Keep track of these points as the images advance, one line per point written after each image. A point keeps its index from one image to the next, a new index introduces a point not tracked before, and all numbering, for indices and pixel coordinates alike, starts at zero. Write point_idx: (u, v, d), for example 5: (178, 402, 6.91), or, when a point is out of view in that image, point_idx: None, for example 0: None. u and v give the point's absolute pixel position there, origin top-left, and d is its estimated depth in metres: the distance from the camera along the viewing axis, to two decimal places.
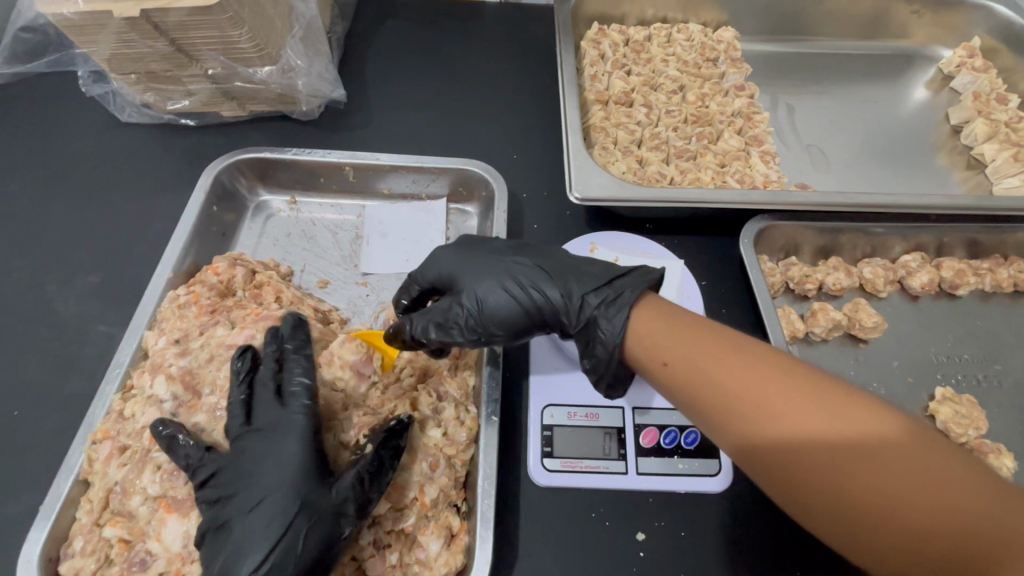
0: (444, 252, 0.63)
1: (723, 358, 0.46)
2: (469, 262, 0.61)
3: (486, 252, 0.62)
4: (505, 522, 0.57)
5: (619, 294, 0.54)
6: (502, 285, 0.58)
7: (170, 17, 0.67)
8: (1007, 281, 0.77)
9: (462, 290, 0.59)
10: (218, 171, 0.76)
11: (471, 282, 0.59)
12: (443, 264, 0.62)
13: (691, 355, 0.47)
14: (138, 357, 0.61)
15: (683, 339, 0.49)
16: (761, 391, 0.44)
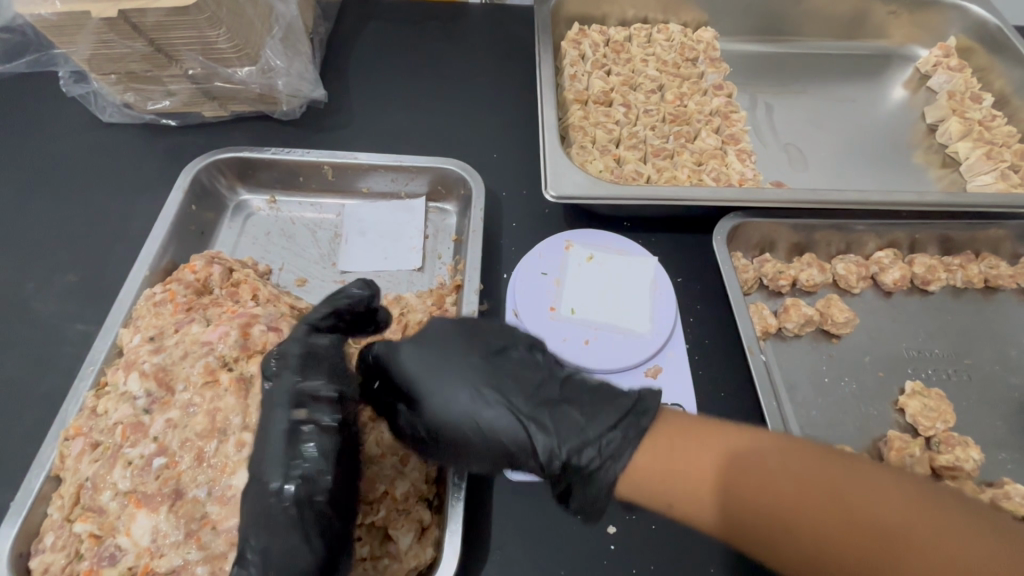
0: (408, 348, 0.53)
1: (684, 441, 0.45)
2: (440, 371, 0.52)
3: (459, 361, 0.52)
4: (477, 516, 0.58)
5: (609, 452, 0.46)
6: (476, 407, 0.50)
7: (147, 17, 0.67)
8: (978, 276, 0.78)
9: (430, 406, 0.51)
10: (197, 171, 0.77)
11: (439, 402, 0.51)
12: (413, 367, 0.52)
13: (659, 449, 0.46)
14: (113, 355, 0.62)
15: (653, 435, 0.46)
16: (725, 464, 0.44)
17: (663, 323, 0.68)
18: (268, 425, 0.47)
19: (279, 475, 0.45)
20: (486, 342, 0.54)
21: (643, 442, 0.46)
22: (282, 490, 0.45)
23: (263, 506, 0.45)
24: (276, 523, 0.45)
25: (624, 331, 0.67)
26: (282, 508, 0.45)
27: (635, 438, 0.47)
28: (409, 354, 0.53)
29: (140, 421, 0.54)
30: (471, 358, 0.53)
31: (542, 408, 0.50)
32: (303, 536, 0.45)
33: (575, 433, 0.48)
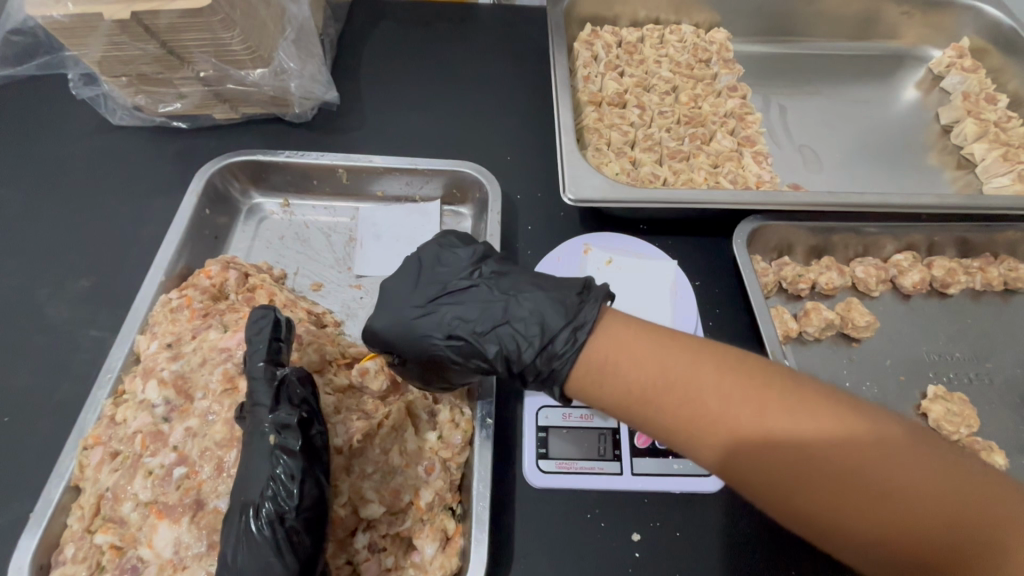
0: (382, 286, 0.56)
1: (672, 352, 0.45)
2: (414, 292, 0.55)
3: (428, 280, 0.55)
4: (500, 524, 0.57)
5: (567, 335, 0.49)
6: (450, 322, 0.52)
7: (161, 19, 0.66)
8: (998, 279, 0.78)
9: (405, 334, 0.53)
10: (210, 174, 0.76)
11: (414, 320, 0.53)
12: (388, 297, 0.55)
13: (644, 362, 0.45)
14: (129, 362, 0.61)
15: (646, 350, 0.46)
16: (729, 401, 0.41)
17: (683, 327, 0.68)
18: (247, 453, 0.48)
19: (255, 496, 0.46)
20: (450, 264, 0.56)
21: (618, 338, 0.48)
22: (249, 514, 0.45)
23: (236, 531, 0.45)
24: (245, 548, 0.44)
25: None
26: (251, 531, 0.44)
27: (587, 327, 0.49)
28: (390, 283, 0.56)
29: (159, 430, 0.54)
30: (438, 267, 0.56)
31: (507, 305, 0.52)
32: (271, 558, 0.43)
33: (537, 323, 0.50)
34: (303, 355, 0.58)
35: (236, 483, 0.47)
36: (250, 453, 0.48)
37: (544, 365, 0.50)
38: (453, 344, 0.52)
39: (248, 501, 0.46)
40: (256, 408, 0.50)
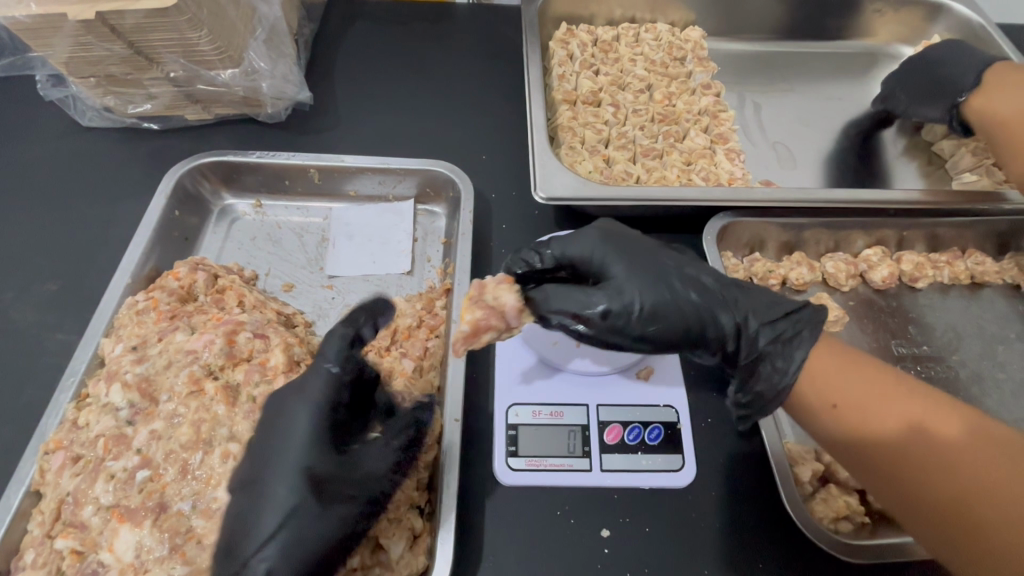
0: (584, 231, 0.59)
1: (880, 387, 0.50)
2: (624, 252, 0.57)
3: (639, 247, 0.58)
4: (468, 524, 0.57)
5: (796, 333, 0.54)
6: (676, 290, 0.55)
7: (126, 19, 0.66)
8: (965, 273, 0.79)
9: (652, 274, 0.55)
10: (180, 176, 0.75)
11: (621, 273, 0.55)
12: (591, 244, 0.57)
13: (857, 391, 0.50)
14: (94, 365, 0.60)
15: (844, 379, 0.50)
16: (871, 394, 0.49)
17: None
18: (305, 399, 0.51)
19: (301, 448, 0.49)
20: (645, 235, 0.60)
21: (825, 364, 0.52)
22: (327, 457, 0.49)
23: (275, 472, 0.48)
24: (284, 487, 0.47)
25: None
26: (290, 474, 0.47)
27: (814, 334, 0.54)
28: (594, 233, 0.58)
29: (123, 433, 0.53)
30: (622, 236, 0.59)
31: (724, 297, 0.56)
32: (312, 498, 0.47)
33: (761, 312, 0.55)
34: (271, 356, 0.59)
35: (273, 428, 0.50)
36: (308, 404, 0.51)
37: (770, 354, 0.54)
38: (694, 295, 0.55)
39: (329, 443, 0.50)
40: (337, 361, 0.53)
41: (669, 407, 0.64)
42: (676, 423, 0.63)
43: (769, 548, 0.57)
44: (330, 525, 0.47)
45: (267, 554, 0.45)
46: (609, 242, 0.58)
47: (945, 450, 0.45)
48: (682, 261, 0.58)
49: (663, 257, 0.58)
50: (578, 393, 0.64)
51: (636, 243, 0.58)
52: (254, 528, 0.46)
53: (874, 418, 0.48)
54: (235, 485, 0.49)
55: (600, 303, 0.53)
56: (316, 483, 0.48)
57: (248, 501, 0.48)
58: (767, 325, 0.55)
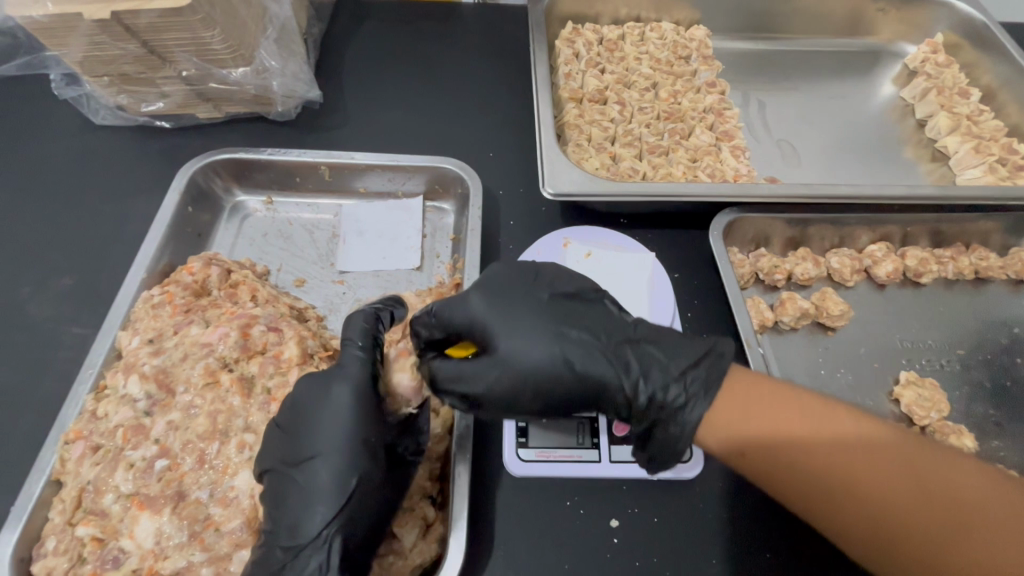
0: (470, 295, 0.56)
1: (795, 411, 0.47)
2: (518, 297, 0.56)
3: (521, 303, 0.56)
4: (480, 514, 0.58)
5: (686, 375, 0.52)
6: (550, 338, 0.53)
7: (141, 19, 0.67)
8: (969, 268, 0.80)
9: (502, 327, 0.54)
10: (193, 173, 0.76)
11: (507, 336, 0.54)
12: (479, 309, 0.55)
13: (756, 422, 0.48)
14: (111, 358, 0.61)
15: (763, 407, 0.48)
16: (793, 419, 0.47)
17: (660, 318, 0.69)
18: (348, 381, 0.53)
19: (353, 427, 0.51)
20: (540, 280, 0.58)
21: (733, 396, 0.50)
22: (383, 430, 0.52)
23: (331, 450, 0.50)
24: (344, 463, 0.49)
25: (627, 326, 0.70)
26: (342, 448, 0.50)
27: (714, 377, 0.51)
28: (483, 297, 0.56)
29: (141, 423, 0.54)
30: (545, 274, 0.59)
31: (622, 349, 0.54)
32: (375, 467, 0.50)
33: (660, 372, 0.52)
34: (285, 348, 0.59)
35: (316, 411, 0.51)
36: (347, 380, 0.53)
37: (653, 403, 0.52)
38: (572, 337, 0.54)
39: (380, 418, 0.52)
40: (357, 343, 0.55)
41: None
42: None
43: (776, 537, 0.58)
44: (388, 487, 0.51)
45: (331, 529, 0.48)
46: (483, 300, 0.55)
47: (888, 468, 0.43)
48: (575, 308, 0.56)
49: (552, 307, 0.56)
50: None
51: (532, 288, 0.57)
52: (313, 503, 0.48)
53: (806, 449, 0.46)
54: (266, 469, 0.50)
55: (509, 361, 0.53)
56: (378, 452, 0.51)
57: (298, 481, 0.49)
58: (667, 388, 0.52)
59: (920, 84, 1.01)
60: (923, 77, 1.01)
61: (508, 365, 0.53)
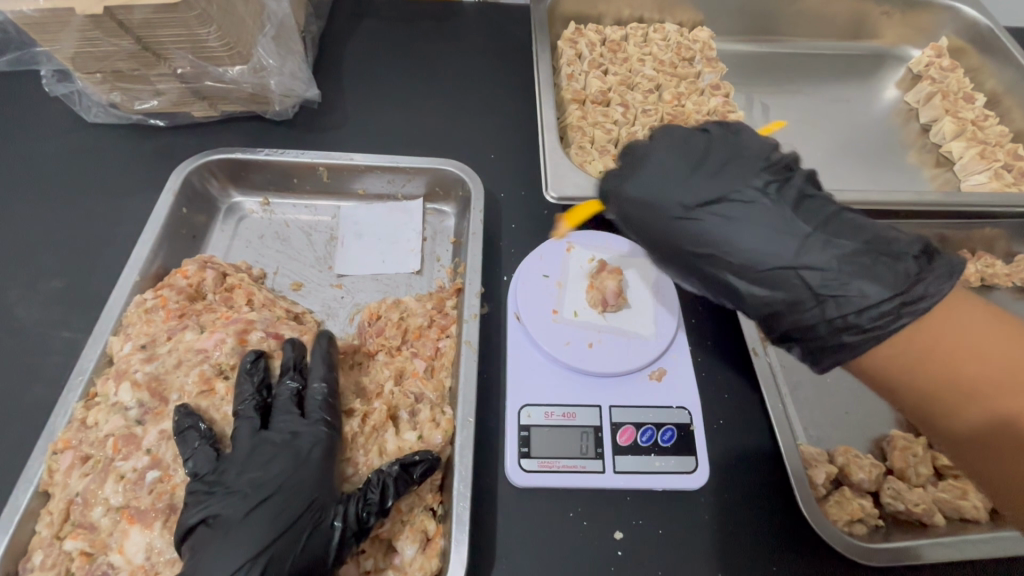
0: (649, 158, 0.53)
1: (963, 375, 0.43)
2: (693, 164, 0.52)
3: (717, 162, 0.52)
4: (482, 526, 0.57)
5: (848, 327, 0.45)
6: (703, 224, 0.50)
7: (134, 15, 0.65)
8: (975, 275, 0.79)
9: (650, 198, 0.52)
10: (188, 173, 0.75)
11: (687, 192, 0.50)
12: (650, 180, 0.52)
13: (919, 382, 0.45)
14: (102, 363, 0.59)
15: (953, 358, 0.43)
16: (970, 384, 0.43)
17: (665, 325, 0.68)
18: (314, 440, 0.52)
19: (308, 485, 0.50)
20: (748, 141, 0.54)
21: (934, 324, 0.44)
22: (332, 497, 0.50)
23: (276, 505, 0.49)
24: (284, 517, 0.48)
25: (625, 332, 0.67)
26: (273, 500, 0.49)
27: (892, 329, 0.44)
28: (669, 158, 0.53)
29: (132, 432, 0.52)
30: (737, 155, 0.52)
31: (795, 242, 0.47)
32: (300, 523, 0.48)
33: (823, 299, 0.46)
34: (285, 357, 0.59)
35: (275, 463, 0.51)
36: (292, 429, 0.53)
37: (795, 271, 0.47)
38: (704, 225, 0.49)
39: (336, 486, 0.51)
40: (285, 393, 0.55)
41: (681, 408, 0.63)
42: (689, 425, 0.62)
43: (782, 550, 0.57)
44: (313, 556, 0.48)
45: None
46: (654, 164, 0.53)
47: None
48: (761, 194, 0.49)
49: (733, 181, 0.50)
50: (591, 394, 0.64)
51: (739, 165, 0.51)
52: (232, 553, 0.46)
53: (976, 392, 0.42)
54: (196, 521, 0.47)
55: (711, 222, 0.49)
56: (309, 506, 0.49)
57: (215, 536, 0.46)
58: (832, 316, 0.46)
59: (925, 88, 1.00)
60: (927, 81, 1.00)
61: (661, 212, 0.51)
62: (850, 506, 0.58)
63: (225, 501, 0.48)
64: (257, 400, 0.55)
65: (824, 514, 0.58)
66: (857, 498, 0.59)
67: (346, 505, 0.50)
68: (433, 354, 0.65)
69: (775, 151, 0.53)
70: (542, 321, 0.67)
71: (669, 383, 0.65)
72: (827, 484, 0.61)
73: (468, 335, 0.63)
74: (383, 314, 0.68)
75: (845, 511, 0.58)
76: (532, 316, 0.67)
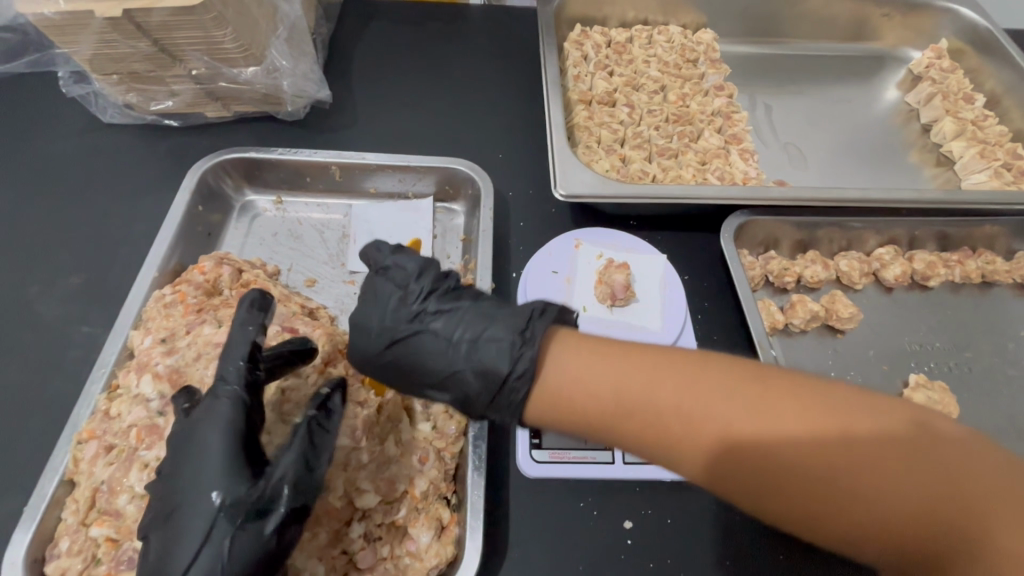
0: (373, 292, 0.50)
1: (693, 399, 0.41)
2: (363, 298, 0.50)
3: (394, 304, 0.49)
4: (495, 514, 0.58)
5: None
6: (436, 350, 0.48)
7: (152, 17, 0.67)
8: (976, 272, 0.80)
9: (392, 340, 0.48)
10: (204, 171, 0.76)
11: (392, 319, 0.49)
12: (378, 318, 0.49)
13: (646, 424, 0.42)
14: (123, 357, 0.61)
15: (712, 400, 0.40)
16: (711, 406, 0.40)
17: (673, 319, 0.70)
18: (214, 425, 0.45)
19: (211, 477, 0.43)
20: (400, 265, 0.51)
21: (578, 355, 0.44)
22: (240, 478, 0.44)
23: (191, 508, 0.43)
24: (201, 517, 0.42)
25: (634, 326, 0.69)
26: (200, 500, 0.43)
27: None
28: (387, 289, 0.50)
29: (155, 423, 0.54)
30: (381, 289, 0.50)
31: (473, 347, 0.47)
32: (226, 520, 0.42)
33: None
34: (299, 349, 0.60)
35: (183, 463, 0.45)
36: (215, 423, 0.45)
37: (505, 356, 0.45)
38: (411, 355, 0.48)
39: (245, 463, 0.44)
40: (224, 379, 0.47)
41: None
42: None
43: (790, 539, 0.58)
44: (250, 542, 0.42)
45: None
46: (366, 313, 0.49)
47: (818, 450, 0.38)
48: (406, 327, 0.48)
49: (402, 317, 0.48)
50: None
51: (391, 298, 0.49)
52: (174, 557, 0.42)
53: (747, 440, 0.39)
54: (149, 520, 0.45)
55: (443, 333, 0.47)
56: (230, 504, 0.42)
57: (164, 535, 0.43)
58: None
59: (926, 88, 1.01)
60: (928, 82, 1.02)
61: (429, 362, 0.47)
62: None
63: (162, 512, 0.44)
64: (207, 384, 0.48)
65: None
66: None
67: (256, 478, 0.44)
68: None
69: (430, 267, 0.51)
70: None
71: None
72: None
73: None
74: None
75: None
76: None
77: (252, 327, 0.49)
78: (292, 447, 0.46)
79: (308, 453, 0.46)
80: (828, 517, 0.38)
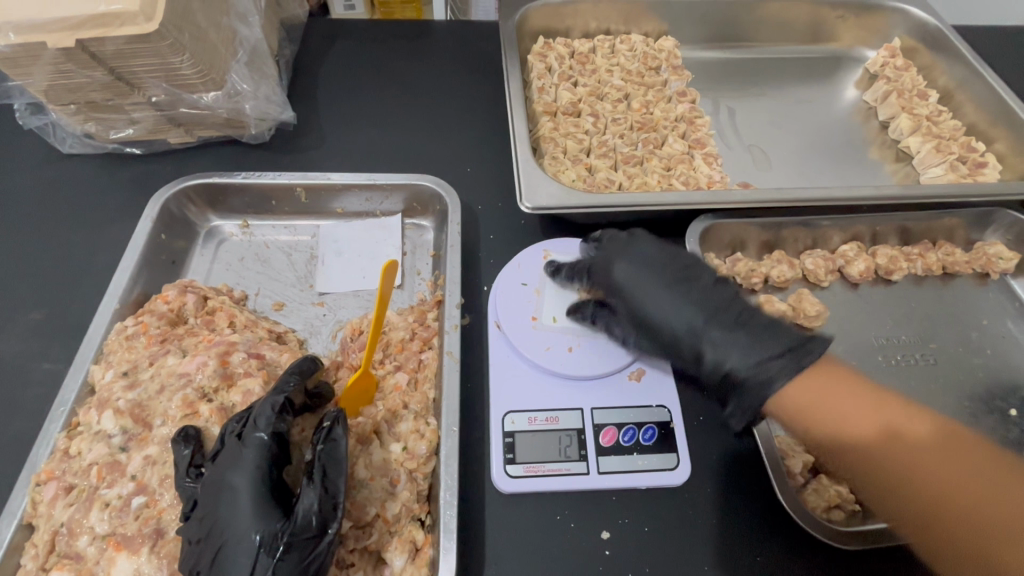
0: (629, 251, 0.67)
1: (860, 405, 0.55)
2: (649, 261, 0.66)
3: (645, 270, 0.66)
4: (469, 532, 0.58)
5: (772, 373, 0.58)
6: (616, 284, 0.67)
7: (107, 46, 0.66)
8: (937, 264, 0.82)
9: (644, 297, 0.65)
10: (166, 199, 0.75)
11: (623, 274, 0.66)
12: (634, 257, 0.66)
13: (828, 420, 0.54)
14: (84, 394, 0.59)
15: (849, 407, 0.55)
16: (881, 412, 0.54)
17: None
18: (243, 470, 0.48)
19: (249, 518, 0.46)
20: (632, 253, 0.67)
21: (820, 381, 0.56)
22: (275, 515, 0.47)
23: (234, 548, 0.45)
24: (245, 555, 0.45)
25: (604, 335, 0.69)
26: (242, 537, 0.45)
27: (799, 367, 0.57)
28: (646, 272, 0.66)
29: (116, 460, 0.53)
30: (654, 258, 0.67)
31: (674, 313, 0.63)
32: (268, 553, 0.45)
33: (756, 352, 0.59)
34: (267, 375, 0.59)
35: (213, 509, 0.47)
36: (246, 467, 0.48)
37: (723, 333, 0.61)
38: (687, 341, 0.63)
39: (274, 503, 0.47)
40: (256, 426, 0.51)
41: (661, 407, 0.65)
42: (670, 422, 0.64)
43: (771, 543, 0.58)
44: (292, 570, 0.45)
45: None
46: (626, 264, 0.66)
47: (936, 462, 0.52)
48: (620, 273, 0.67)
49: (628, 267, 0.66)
50: (572, 398, 0.65)
51: (654, 265, 0.66)
52: None
53: (836, 428, 0.54)
54: (193, 568, 0.46)
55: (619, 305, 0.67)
56: (269, 538, 0.45)
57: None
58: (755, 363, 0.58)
59: (881, 87, 1.04)
60: (883, 81, 1.04)
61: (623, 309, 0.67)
62: (828, 493, 0.60)
63: (199, 558, 0.46)
64: (237, 428, 0.52)
65: (803, 503, 0.59)
66: (835, 484, 0.60)
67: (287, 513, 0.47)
68: (416, 367, 0.66)
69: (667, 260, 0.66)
70: (521, 327, 0.69)
71: (649, 381, 0.67)
72: (805, 473, 0.62)
73: (449, 346, 0.65)
74: (364, 329, 0.69)
75: (823, 498, 0.60)
76: (510, 323, 0.69)
77: (290, 382, 0.55)
78: (312, 484, 0.48)
79: (329, 486, 0.48)
80: (898, 485, 0.52)
